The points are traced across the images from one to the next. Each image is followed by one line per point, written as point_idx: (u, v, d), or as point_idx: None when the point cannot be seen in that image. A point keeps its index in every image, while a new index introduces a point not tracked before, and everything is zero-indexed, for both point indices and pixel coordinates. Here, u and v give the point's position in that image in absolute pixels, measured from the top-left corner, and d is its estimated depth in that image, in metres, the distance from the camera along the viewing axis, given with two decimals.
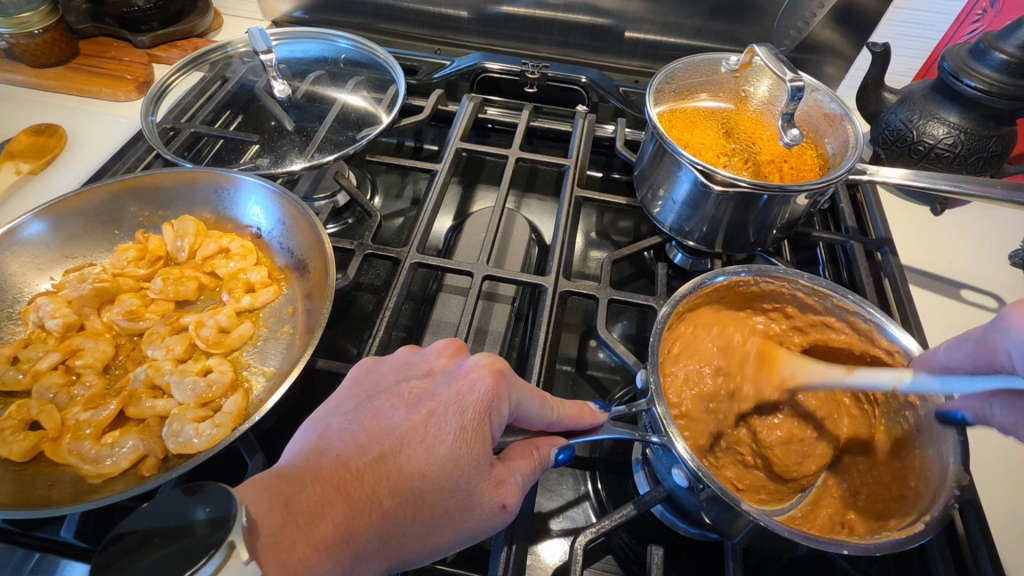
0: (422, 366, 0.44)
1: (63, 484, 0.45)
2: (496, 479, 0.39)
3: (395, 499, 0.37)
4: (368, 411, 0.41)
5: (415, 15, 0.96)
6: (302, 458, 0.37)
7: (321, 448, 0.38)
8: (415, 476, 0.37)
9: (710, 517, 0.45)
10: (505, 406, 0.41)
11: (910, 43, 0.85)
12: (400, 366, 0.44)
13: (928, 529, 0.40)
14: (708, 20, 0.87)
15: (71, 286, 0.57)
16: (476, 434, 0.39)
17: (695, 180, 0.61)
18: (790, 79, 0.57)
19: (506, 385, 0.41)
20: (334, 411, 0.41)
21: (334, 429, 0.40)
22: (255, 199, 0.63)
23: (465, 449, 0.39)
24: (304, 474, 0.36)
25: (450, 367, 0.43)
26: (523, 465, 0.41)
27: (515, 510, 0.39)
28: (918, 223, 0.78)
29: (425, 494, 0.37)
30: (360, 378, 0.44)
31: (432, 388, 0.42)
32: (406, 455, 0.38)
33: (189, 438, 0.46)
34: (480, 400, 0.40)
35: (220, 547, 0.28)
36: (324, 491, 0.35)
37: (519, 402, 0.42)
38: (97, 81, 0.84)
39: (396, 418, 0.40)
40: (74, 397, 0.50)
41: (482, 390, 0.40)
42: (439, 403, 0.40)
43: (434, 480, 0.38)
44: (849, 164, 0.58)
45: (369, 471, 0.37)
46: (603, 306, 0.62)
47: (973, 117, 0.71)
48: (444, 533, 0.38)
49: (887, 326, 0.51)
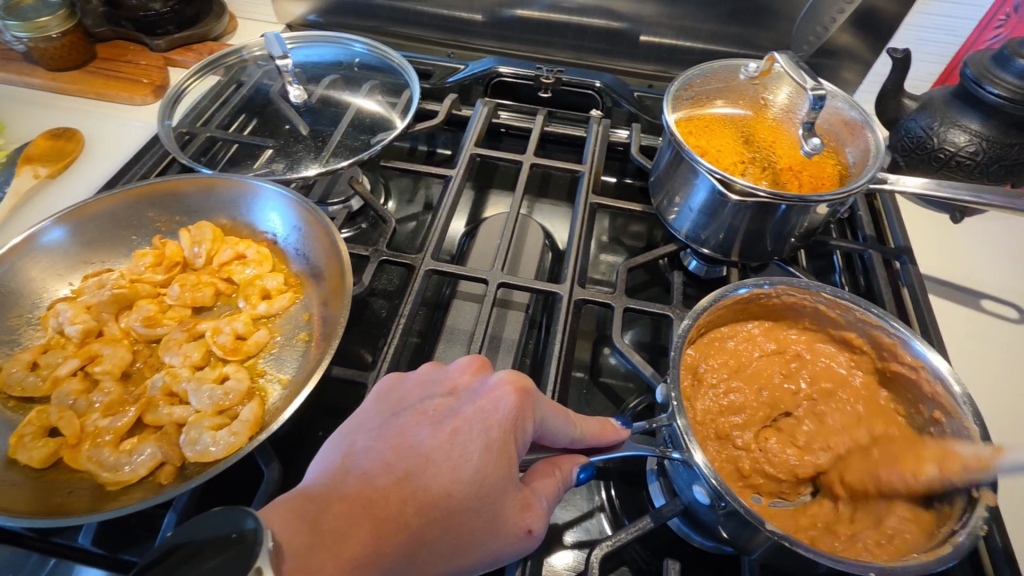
0: (446, 383, 0.44)
1: (82, 491, 0.46)
2: (522, 502, 0.39)
3: (421, 518, 0.37)
4: (393, 429, 0.41)
5: (428, 18, 0.95)
6: (328, 477, 0.37)
7: (346, 467, 0.38)
8: (441, 496, 0.37)
9: (729, 533, 0.45)
10: (530, 424, 0.41)
11: (930, 49, 0.84)
12: (424, 383, 0.44)
13: (957, 551, 0.40)
14: (724, 23, 0.87)
15: (90, 292, 0.58)
16: (502, 453, 0.39)
17: (713, 188, 0.60)
18: (811, 87, 0.57)
19: (531, 403, 0.41)
20: (358, 428, 0.41)
21: (359, 447, 0.40)
22: (273, 206, 0.63)
23: (491, 467, 0.39)
24: (330, 493, 0.36)
25: (474, 385, 0.43)
26: (546, 487, 0.41)
27: (541, 534, 0.39)
28: (937, 232, 0.77)
29: (450, 514, 0.37)
30: (383, 396, 0.44)
31: (455, 405, 0.42)
32: (430, 473, 0.38)
33: (206, 446, 0.47)
34: (506, 419, 0.40)
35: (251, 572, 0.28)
36: (350, 510, 0.35)
37: (544, 420, 0.42)
38: (114, 85, 0.84)
39: (421, 436, 0.40)
40: (93, 403, 0.51)
41: (507, 408, 0.40)
42: (463, 421, 0.40)
43: (458, 500, 0.38)
44: (871, 174, 0.57)
45: (395, 490, 0.37)
46: (619, 315, 0.62)
47: (995, 125, 0.69)
48: (470, 554, 0.38)
49: (912, 341, 0.51)
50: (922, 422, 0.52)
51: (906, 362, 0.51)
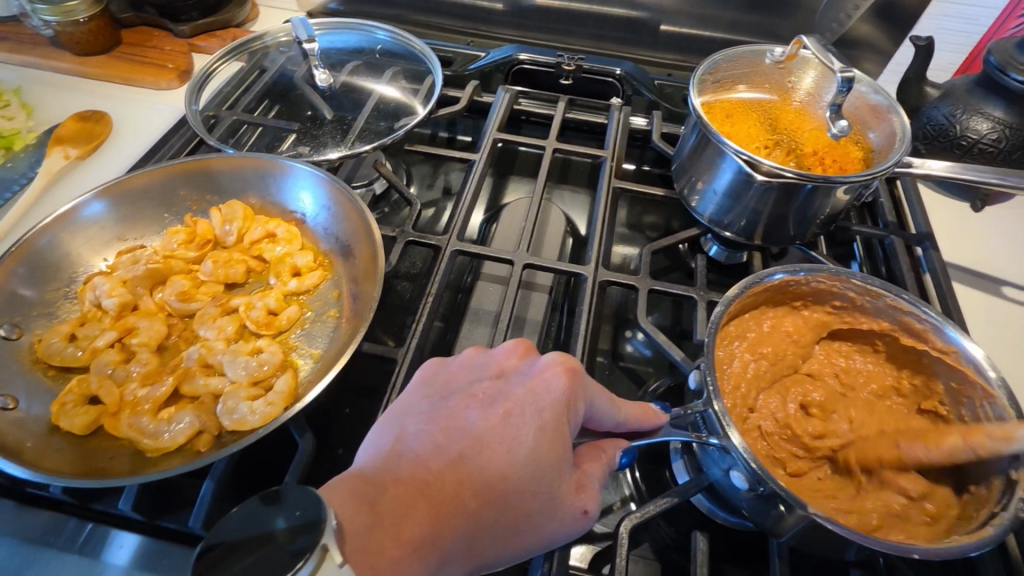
0: (493, 367, 0.44)
1: (123, 456, 0.47)
2: (576, 485, 0.39)
3: (478, 500, 0.37)
4: (444, 412, 0.41)
5: (448, 7, 0.96)
6: (382, 459, 0.38)
7: (399, 449, 0.39)
8: (497, 477, 0.38)
9: (760, 516, 0.46)
10: (581, 406, 0.41)
11: (952, 38, 0.84)
12: (470, 367, 0.45)
13: (997, 535, 0.40)
14: (745, 12, 0.87)
15: (125, 267, 0.58)
16: (556, 435, 0.39)
17: (739, 170, 0.61)
18: (839, 69, 0.57)
19: (581, 384, 0.41)
20: (408, 412, 0.42)
21: (410, 430, 0.40)
22: (304, 185, 0.63)
23: (546, 450, 0.39)
24: (385, 475, 0.37)
25: (522, 368, 0.44)
26: (595, 469, 0.41)
27: (597, 515, 0.39)
28: (958, 221, 0.77)
29: (508, 495, 0.38)
30: (429, 380, 0.44)
31: (504, 388, 0.42)
32: (484, 455, 0.39)
33: (244, 415, 0.48)
34: (558, 401, 0.40)
35: (314, 550, 0.29)
36: (407, 492, 0.36)
37: (592, 402, 0.42)
38: (139, 69, 0.85)
39: (472, 419, 0.41)
40: (131, 373, 0.52)
41: (558, 389, 0.41)
42: (514, 403, 0.41)
43: (515, 481, 0.38)
44: (897, 157, 0.58)
45: (449, 472, 0.38)
46: (644, 297, 0.63)
47: (1018, 112, 0.70)
48: (527, 535, 0.38)
49: (945, 327, 0.50)
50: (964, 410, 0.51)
51: (939, 347, 0.51)
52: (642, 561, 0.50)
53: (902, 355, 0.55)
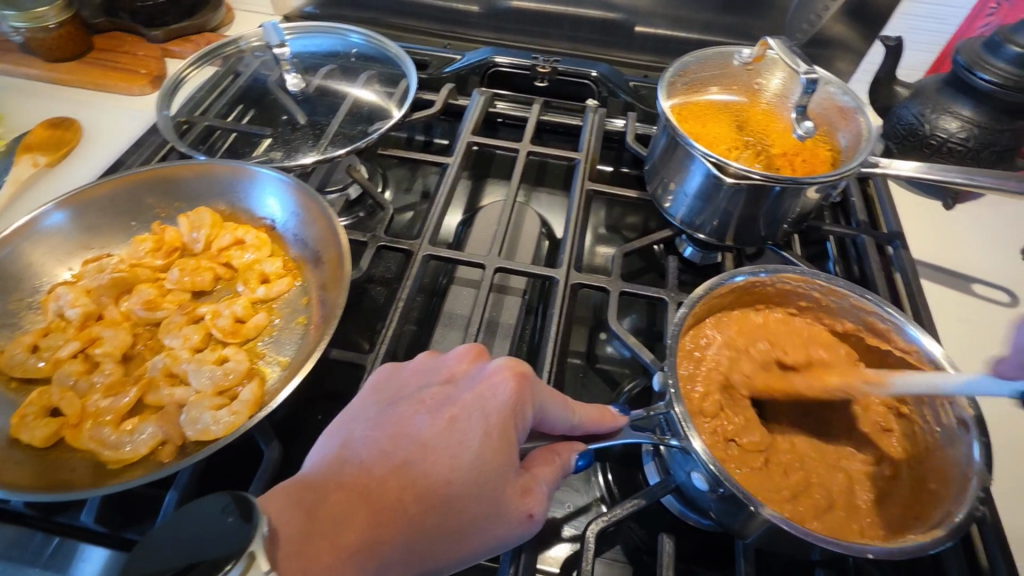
0: (444, 371, 0.45)
1: (85, 468, 0.46)
2: (522, 488, 0.39)
3: (421, 505, 0.37)
4: (392, 418, 0.41)
5: (424, 10, 0.96)
6: (326, 466, 0.38)
7: (344, 456, 0.39)
8: (441, 483, 0.38)
9: (723, 516, 0.46)
10: (528, 409, 0.41)
11: (923, 38, 0.84)
12: (421, 372, 0.45)
13: (952, 534, 0.40)
14: (719, 14, 0.87)
15: (90, 276, 0.58)
16: (502, 439, 0.40)
17: (707, 172, 0.61)
18: (804, 71, 0.57)
19: (529, 389, 0.41)
20: (356, 419, 0.42)
21: (356, 437, 0.40)
22: (271, 191, 0.63)
23: (491, 454, 0.39)
24: (328, 482, 0.37)
25: (472, 372, 0.44)
26: (546, 473, 0.41)
27: (542, 519, 0.39)
28: (931, 218, 0.77)
29: (452, 501, 0.37)
30: (381, 386, 0.44)
31: (453, 393, 0.42)
32: (428, 460, 0.38)
33: (207, 425, 0.47)
34: (504, 405, 0.40)
35: (239, 556, 0.28)
36: (348, 499, 0.36)
37: (543, 405, 0.43)
38: (112, 75, 0.85)
39: (419, 424, 0.40)
40: (94, 384, 0.51)
41: (505, 393, 0.41)
42: (461, 408, 0.41)
43: (459, 486, 0.38)
44: (863, 157, 0.58)
45: (392, 478, 0.38)
46: (615, 299, 0.63)
47: (986, 111, 0.70)
48: (471, 540, 0.37)
49: (907, 327, 0.51)
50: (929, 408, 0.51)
51: (899, 345, 0.52)
52: (613, 564, 0.50)
53: (865, 353, 0.56)
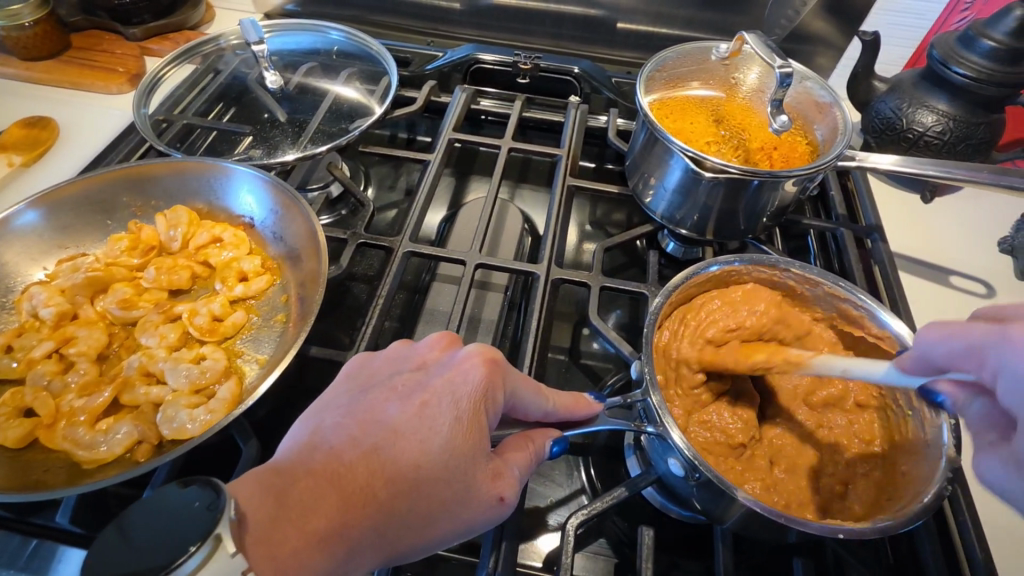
0: (415, 359, 0.45)
1: (58, 468, 0.46)
2: (493, 472, 0.39)
3: (390, 491, 0.37)
4: (362, 405, 0.41)
5: (406, 7, 0.95)
6: (296, 452, 0.38)
7: (314, 442, 0.38)
8: (410, 467, 0.38)
9: (702, 503, 0.46)
10: (500, 394, 0.41)
11: (900, 33, 0.85)
12: (393, 360, 0.45)
13: (920, 513, 0.41)
14: (700, 10, 0.88)
15: (65, 276, 0.58)
16: (473, 424, 0.40)
17: (686, 166, 0.61)
18: (779, 65, 0.58)
19: (500, 373, 0.42)
20: (326, 407, 0.42)
21: (327, 424, 0.40)
22: (248, 187, 0.63)
23: (461, 438, 0.39)
24: (297, 467, 0.37)
25: (443, 359, 0.44)
26: (519, 458, 0.41)
27: (513, 502, 0.40)
28: (910, 212, 0.78)
29: (420, 485, 0.37)
30: (353, 374, 0.44)
31: (425, 379, 0.42)
32: (398, 445, 0.38)
33: (183, 423, 0.47)
34: (474, 390, 0.40)
35: (203, 541, 0.28)
36: (317, 484, 0.36)
37: (515, 391, 0.43)
38: (89, 74, 0.84)
39: (389, 411, 0.40)
40: (68, 384, 0.51)
41: (475, 378, 0.41)
42: (432, 394, 0.41)
43: (429, 471, 0.38)
44: (839, 150, 0.59)
45: (362, 463, 0.37)
46: (596, 294, 0.63)
47: (961, 104, 0.71)
48: (440, 524, 0.38)
49: (878, 312, 0.51)
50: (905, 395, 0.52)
51: (873, 333, 0.52)
52: (595, 557, 0.50)
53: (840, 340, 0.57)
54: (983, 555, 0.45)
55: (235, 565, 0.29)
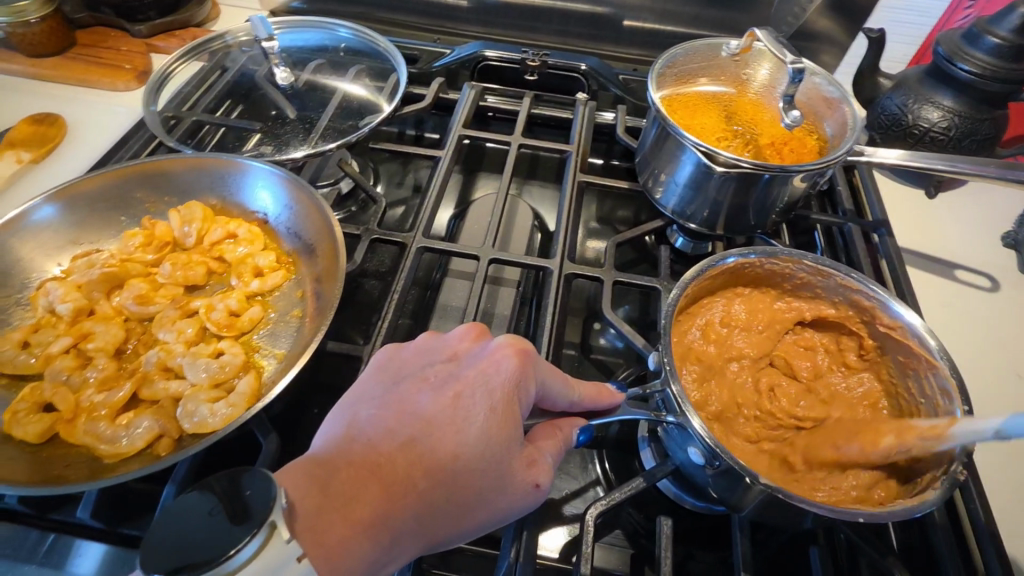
0: (445, 351, 0.45)
1: (80, 463, 0.46)
2: (527, 460, 0.40)
3: (429, 480, 0.37)
4: (396, 396, 0.41)
5: (413, 4, 0.95)
6: (334, 444, 0.38)
7: (351, 434, 0.38)
8: (448, 457, 0.38)
9: (719, 492, 0.47)
10: (531, 385, 0.41)
11: (904, 31, 0.86)
12: (423, 352, 0.45)
13: (939, 496, 0.41)
14: (706, 7, 0.88)
15: (80, 272, 0.57)
16: (506, 414, 0.40)
17: (698, 161, 0.62)
18: (791, 61, 0.58)
19: (530, 365, 0.42)
20: (360, 398, 0.42)
21: (362, 416, 0.40)
22: (263, 183, 0.63)
23: (496, 428, 0.39)
24: (337, 458, 0.37)
25: (474, 351, 0.44)
26: (549, 445, 0.42)
27: (548, 489, 0.40)
28: (915, 207, 0.79)
29: (458, 474, 0.38)
30: (383, 365, 0.44)
31: (456, 370, 0.43)
32: (435, 436, 0.39)
33: (204, 417, 0.47)
34: (507, 381, 0.40)
35: (261, 527, 0.29)
36: (358, 474, 0.36)
37: (544, 383, 0.43)
38: (96, 71, 0.83)
39: (423, 402, 0.40)
40: (87, 379, 0.51)
41: (508, 369, 0.41)
42: (465, 385, 0.41)
43: (466, 460, 0.38)
44: (850, 145, 0.59)
45: (401, 454, 0.38)
46: (609, 288, 0.63)
47: (966, 101, 0.72)
48: (478, 513, 0.38)
49: (890, 303, 0.51)
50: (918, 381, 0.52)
51: (885, 323, 0.52)
52: (611, 549, 0.51)
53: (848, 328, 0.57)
54: (995, 540, 0.46)
55: (289, 551, 0.30)
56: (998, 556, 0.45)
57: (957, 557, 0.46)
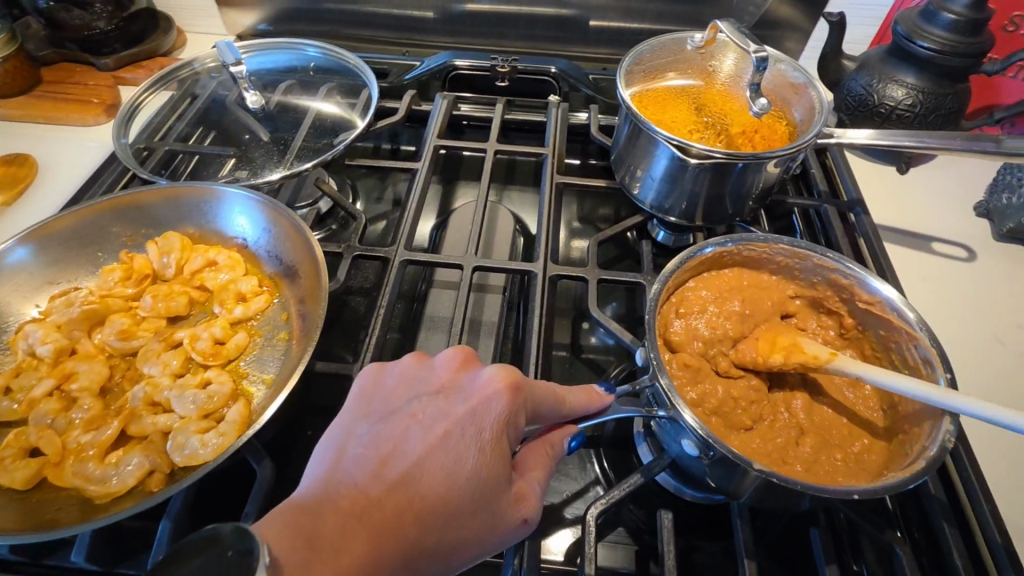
0: (433, 383, 0.44)
1: (71, 505, 0.45)
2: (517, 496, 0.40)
3: (418, 524, 0.37)
4: (383, 434, 0.41)
5: (380, 19, 0.96)
6: (321, 488, 0.38)
7: (338, 477, 0.38)
8: (437, 500, 0.38)
9: (717, 481, 0.47)
10: (521, 419, 0.42)
11: (863, 12, 0.88)
12: (410, 383, 0.45)
13: (930, 466, 0.42)
14: (669, 3, 0.89)
15: (59, 311, 0.57)
16: (495, 454, 0.40)
17: (672, 155, 0.62)
18: (754, 50, 0.59)
19: (521, 400, 0.42)
20: (347, 436, 0.41)
21: (349, 458, 0.40)
22: (240, 209, 0.63)
23: (485, 468, 0.39)
24: (324, 504, 0.36)
25: (461, 382, 0.44)
26: (540, 470, 0.42)
27: (537, 523, 0.40)
28: (888, 183, 0.81)
29: (448, 517, 0.38)
30: (369, 399, 0.44)
31: (445, 406, 0.42)
32: (425, 478, 0.38)
33: (195, 449, 0.47)
34: (497, 421, 0.40)
35: None
36: (346, 521, 0.36)
37: (533, 403, 0.43)
38: (64, 107, 0.83)
39: (412, 441, 0.40)
40: (73, 421, 0.50)
41: (497, 407, 0.41)
42: (454, 424, 0.41)
43: (455, 503, 0.38)
44: (818, 128, 0.60)
45: (390, 498, 0.37)
46: (593, 287, 0.63)
47: (928, 77, 0.74)
48: (467, 553, 0.38)
49: (867, 279, 0.52)
50: (903, 352, 0.53)
51: (863, 300, 0.54)
52: (616, 547, 0.50)
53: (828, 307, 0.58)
54: (990, 507, 0.47)
55: None
56: (993, 522, 0.46)
57: (954, 526, 0.47)
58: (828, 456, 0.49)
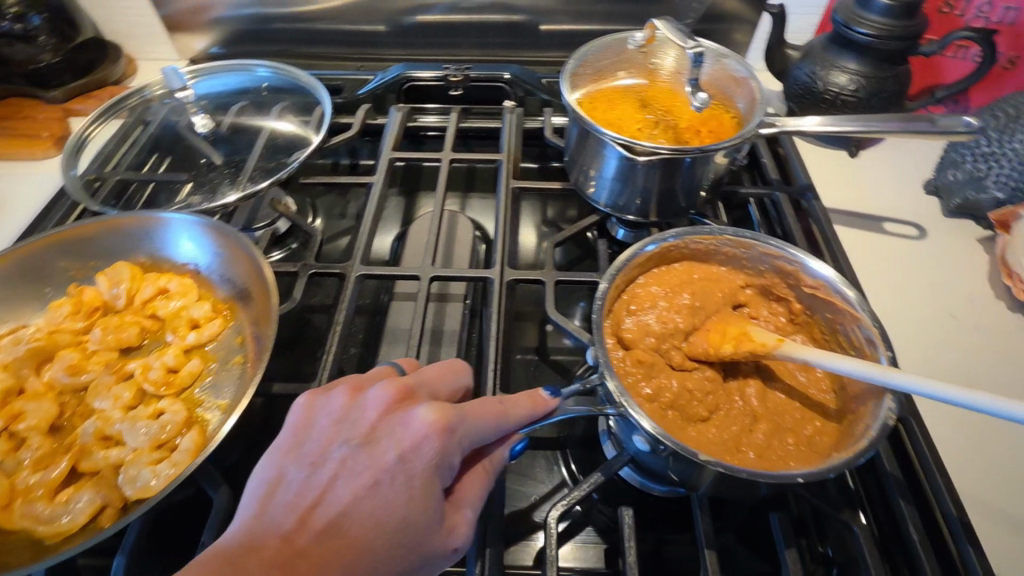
0: (365, 422, 0.42)
1: (21, 547, 0.45)
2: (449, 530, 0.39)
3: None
4: (310, 479, 0.39)
5: (332, 35, 0.96)
6: (242, 541, 0.35)
7: (262, 528, 0.36)
8: (365, 549, 0.36)
9: (676, 475, 0.47)
10: (455, 457, 0.40)
11: (806, 2, 0.90)
12: (341, 424, 0.42)
13: (873, 443, 0.43)
14: (617, 3, 0.90)
15: (6, 350, 0.56)
16: (427, 496, 0.39)
17: (620, 154, 0.63)
18: (690, 46, 0.60)
19: (455, 439, 0.40)
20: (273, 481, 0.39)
21: (274, 506, 0.38)
22: (186, 234, 0.62)
23: (416, 512, 0.38)
24: (246, 557, 0.34)
25: (394, 423, 0.42)
26: (474, 483, 0.43)
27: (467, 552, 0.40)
28: (840, 167, 0.82)
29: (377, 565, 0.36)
30: (297, 441, 0.42)
31: (376, 448, 0.40)
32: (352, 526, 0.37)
33: (147, 481, 0.46)
34: (430, 464, 0.39)
35: None
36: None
37: (473, 428, 0.42)
38: (12, 143, 0.82)
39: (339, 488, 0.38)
40: (22, 461, 0.49)
41: (430, 451, 0.40)
42: (384, 469, 0.39)
43: (384, 550, 0.37)
44: (759, 119, 0.61)
45: (315, 549, 0.36)
46: (552, 289, 0.63)
47: (869, 62, 0.75)
48: None
49: (808, 262, 0.53)
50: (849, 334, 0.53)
51: (807, 283, 0.54)
52: (584, 546, 0.51)
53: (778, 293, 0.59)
54: (944, 479, 0.48)
55: None
56: (947, 494, 0.47)
57: (910, 502, 0.48)
58: (781, 441, 0.49)
